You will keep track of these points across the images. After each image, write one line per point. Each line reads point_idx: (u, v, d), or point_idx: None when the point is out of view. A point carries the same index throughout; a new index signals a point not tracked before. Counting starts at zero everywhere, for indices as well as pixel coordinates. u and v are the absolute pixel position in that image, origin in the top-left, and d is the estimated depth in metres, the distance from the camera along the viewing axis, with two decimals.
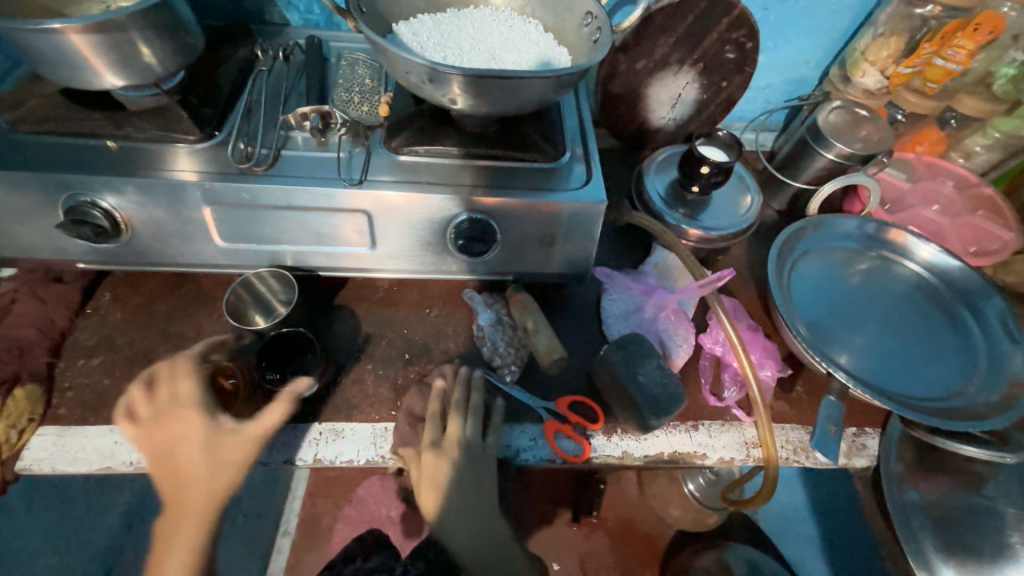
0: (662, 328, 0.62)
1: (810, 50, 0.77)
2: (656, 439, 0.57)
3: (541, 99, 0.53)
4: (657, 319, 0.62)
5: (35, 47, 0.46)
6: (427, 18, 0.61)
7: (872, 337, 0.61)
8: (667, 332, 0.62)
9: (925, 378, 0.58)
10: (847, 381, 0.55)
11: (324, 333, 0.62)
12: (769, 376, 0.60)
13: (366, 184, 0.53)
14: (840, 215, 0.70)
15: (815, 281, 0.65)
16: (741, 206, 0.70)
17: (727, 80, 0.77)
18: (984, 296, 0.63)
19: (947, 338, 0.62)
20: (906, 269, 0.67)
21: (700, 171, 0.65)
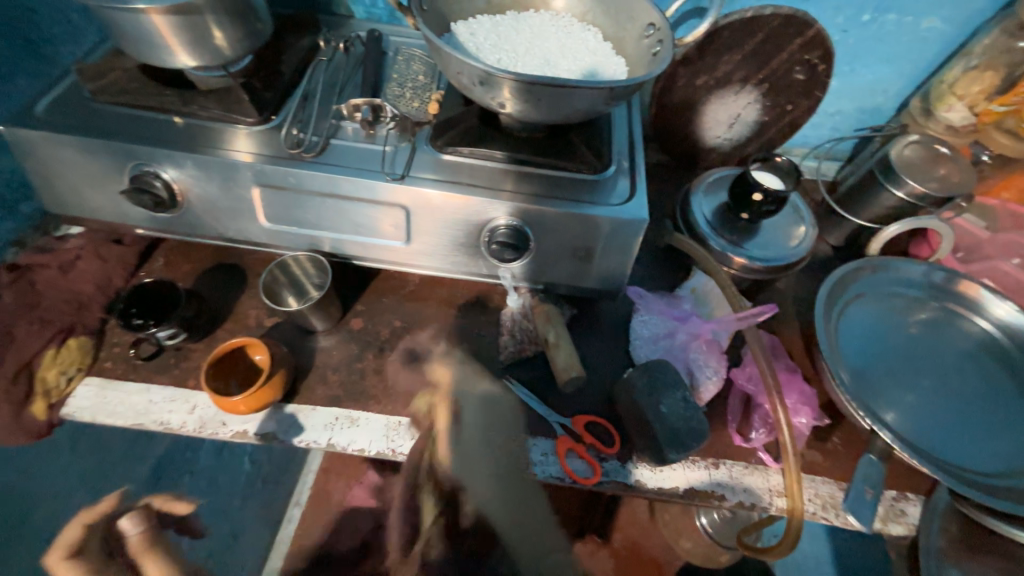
0: (694, 357, 0.59)
1: (891, 77, 0.72)
2: (674, 471, 0.55)
3: (591, 110, 0.52)
4: (688, 347, 0.60)
5: (120, 24, 0.49)
6: (486, 19, 0.61)
7: (927, 394, 0.56)
8: (698, 362, 0.59)
9: (987, 448, 0.53)
10: (892, 442, 0.51)
11: (352, 321, 0.63)
12: (804, 422, 0.56)
13: (408, 180, 0.54)
14: (904, 259, 0.65)
15: (862, 329, 0.61)
16: (793, 239, 0.67)
17: (793, 103, 0.73)
18: None
19: (1016, 405, 0.56)
20: (974, 327, 0.61)
21: (753, 198, 0.62)
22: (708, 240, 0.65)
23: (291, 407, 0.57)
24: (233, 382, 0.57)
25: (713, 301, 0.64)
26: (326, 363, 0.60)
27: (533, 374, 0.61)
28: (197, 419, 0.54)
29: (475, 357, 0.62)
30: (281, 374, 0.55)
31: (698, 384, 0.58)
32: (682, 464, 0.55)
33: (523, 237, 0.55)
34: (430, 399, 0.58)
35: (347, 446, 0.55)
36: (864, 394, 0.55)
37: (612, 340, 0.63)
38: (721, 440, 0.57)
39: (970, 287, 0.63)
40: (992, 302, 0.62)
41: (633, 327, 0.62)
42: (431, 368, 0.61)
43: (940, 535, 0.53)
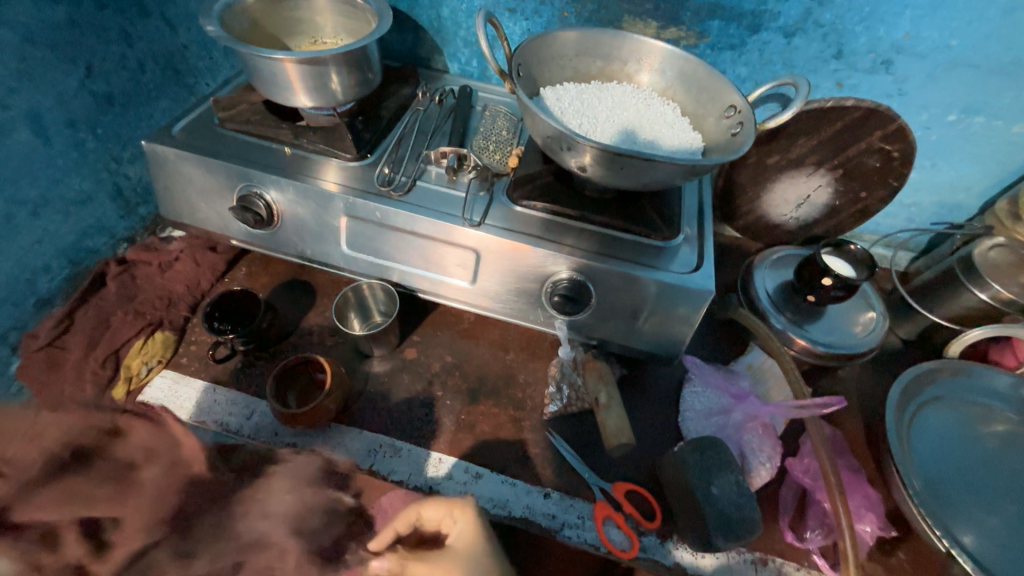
0: (748, 439, 0.57)
1: (977, 175, 0.70)
2: (717, 561, 0.52)
3: (668, 181, 0.53)
4: (743, 428, 0.57)
5: (259, 68, 0.56)
6: (573, 87, 0.65)
7: (1012, 522, 0.51)
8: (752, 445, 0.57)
9: None
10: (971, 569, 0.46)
11: (406, 350, 0.66)
12: (867, 531, 0.52)
13: (484, 227, 0.57)
14: (990, 367, 0.61)
15: (937, 437, 0.57)
16: (860, 329, 0.65)
17: (867, 190, 0.73)
18: None
19: None
20: None
21: (821, 282, 0.61)
22: (770, 318, 0.64)
23: (340, 427, 0.58)
24: (291, 395, 0.59)
25: (769, 382, 0.62)
26: (378, 390, 0.62)
27: (577, 431, 0.60)
28: (253, 425, 0.57)
29: (520, 405, 0.62)
30: (337, 395, 0.57)
31: (750, 470, 0.56)
32: (726, 555, 0.52)
33: (585, 294, 0.57)
34: (471, 441, 0.59)
35: (386, 477, 0.55)
36: (938, 509, 0.51)
37: (661, 407, 0.62)
38: (769, 533, 0.54)
39: None
40: None
41: (685, 397, 0.61)
42: (475, 409, 0.61)
43: None
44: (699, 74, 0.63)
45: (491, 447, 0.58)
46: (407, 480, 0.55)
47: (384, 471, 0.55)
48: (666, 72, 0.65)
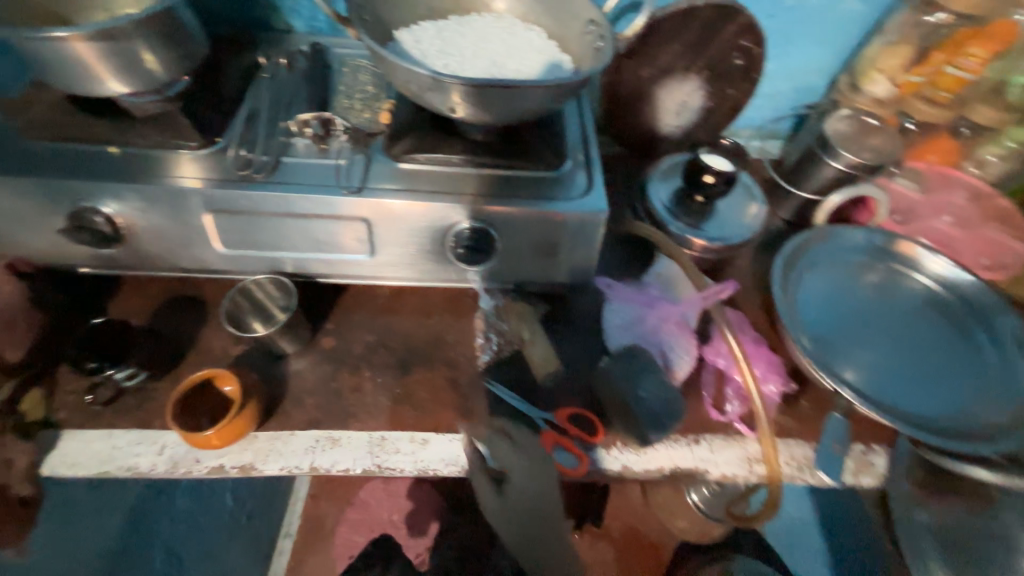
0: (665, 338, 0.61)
1: (820, 54, 0.76)
2: (657, 452, 0.57)
3: (542, 106, 0.52)
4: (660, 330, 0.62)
5: (38, 55, 0.46)
6: (429, 26, 0.61)
7: (879, 351, 0.60)
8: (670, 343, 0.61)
9: (934, 395, 0.57)
10: (851, 396, 0.54)
11: (323, 341, 0.62)
12: (773, 390, 0.59)
13: (366, 192, 0.53)
14: (847, 226, 0.68)
15: (816, 297, 0.64)
16: (745, 217, 0.70)
17: (733, 87, 0.77)
18: (997, 310, 0.61)
19: (956, 353, 0.60)
20: (911, 284, 0.65)
21: (703, 180, 0.66)
22: (666, 224, 0.68)
23: (268, 435, 0.55)
24: (203, 417, 0.54)
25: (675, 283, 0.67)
26: (301, 388, 0.58)
27: (512, 374, 0.61)
28: (168, 459, 0.52)
29: (452, 363, 0.62)
30: (253, 404, 0.53)
31: (672, 366, 0.60)
32: (665, 446, 0.57)
33: (488, 238, 0.56)
34: (411, 411, 0.58)
35: (331, 469, 0.54)
36: (824, 357, 0.58)
37: (587, 331, 0.64)
38: (699, 415, 0.60)
39: (904, 248, 0.67)
40: (917, 264, 0.67)
41: (605, 316, 0.64)
42: (409, 379, 0.60)
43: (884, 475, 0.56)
44: None
45: (432, 411, 0.58)
46: (354, 466, 0.54)
47: (328, 464, 0.54)
48: None
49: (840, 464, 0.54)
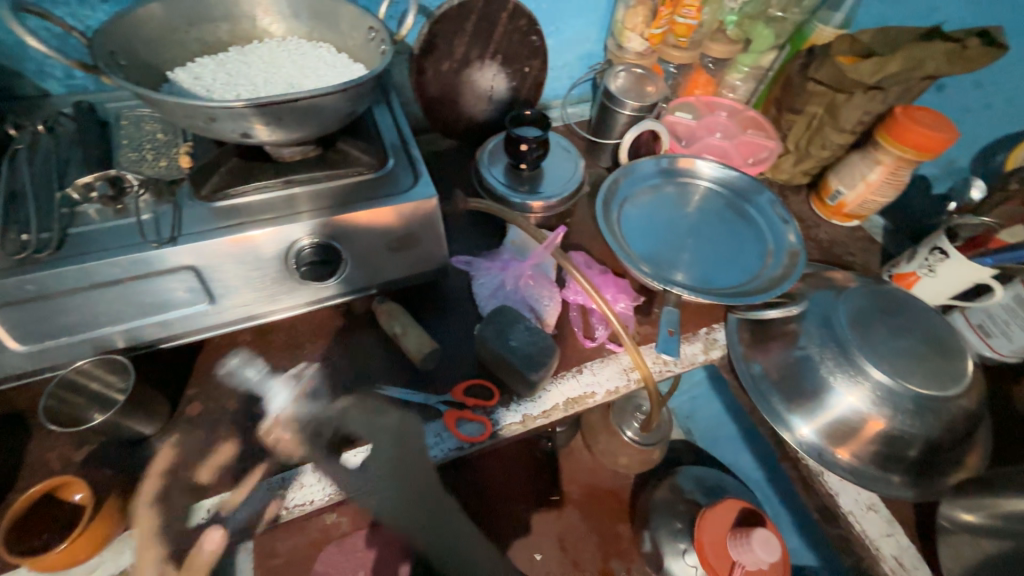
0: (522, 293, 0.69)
1: (586, 25, 0.89)
2: (549, 393, 0.62)
3: (341, 113, 0.54)
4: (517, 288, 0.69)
5: None
6: (208, 61, 0.60)
7: (691, 251, 0.73)
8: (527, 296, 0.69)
9: (736, 271, 0.70)
10: (683, 294, 0.65)
11: (189, 409, 0.57)
12: (625, 307, 0.69)
13: (180, 240, 0.51)
14: (641, 159, 0.80)
15: (636, 224, 0.75)
16: (569, 173, 0.80)
17: (527, 65, 0.86)
18: (761, 193, 0.78)
19: (742, 234, 0.75)
20: (700, 191, 0.80)
21: (522, 150, 0.73)
22: (504, 196, 0.75)
23: (146, 527, 0.50)
24: (56, 534, 0.48)
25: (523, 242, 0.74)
26: (174, 465, 0.53)
27: (402, 373, 0.62)
28: None
29: (339, 383, 0.61)
30: (111, 504, 0.48)
31: (542, 317, 0.67)
32: (555, 385, 0.63)
33: (332, 250, 0.56)
34: (308, 442, 0.56)
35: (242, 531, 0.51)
36: (654, 269, 0.69)
37: (463, 310, 0.68)
38: (577, 350, 0.67)
39: (688, 165, 0.81)
40: (698, 175, 0.81)
41: (474, 291, 0.68)
42: (297, 413, 0.58)
43: (723, 344, 0.71)
44: (326, 6, 0.63)
45: (331, 435, 0.57)
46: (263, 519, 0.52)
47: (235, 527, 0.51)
48: (298, 16, 0.64)
49: (677, 344, 0.61)
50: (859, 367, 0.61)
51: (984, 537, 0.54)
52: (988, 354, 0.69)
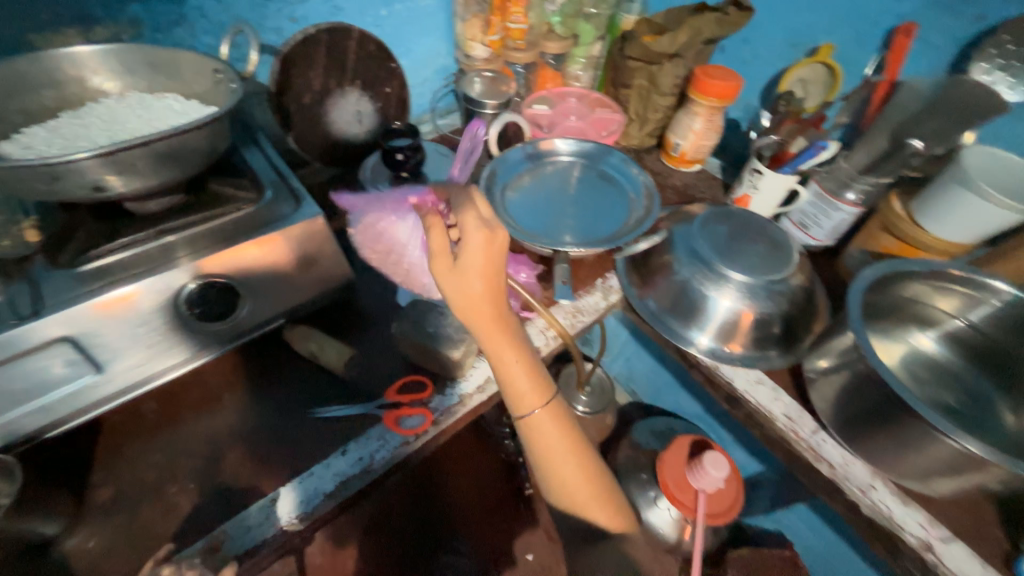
0: (446, 261, 0.54)
1: (433, 43, 0.97)
2: (480, 369, 0.66)
3: (202, 151, 0.54)
4: (446, 254, 0.54)
5: None
6: (38, 129, 0.57)
7: (570, 217, 0.82)
8: (453, 257, 0.54)
9: (611, 222, 0.81)
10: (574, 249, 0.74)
11: (99, 495, 0.52)
12: (527, 276, 0.77)
13: (47, 312, 0.48)
14: (506, 150, 0.88)
15: (519, 206, 0.82)
16: (450, 171, 0.86)
17: (387, 85, 0.92)
18: (614, 156, 0.90)
19: (607, 193, 0.87)
20: (563, 167, 0.90)
21: (399, 158, 0.78)
22: None
23: None
24: None
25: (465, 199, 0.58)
26: (93, 560, 0.49)
27: (334, 391, 0.63)
28: None
29: (269, 421, 0.60)
30: None
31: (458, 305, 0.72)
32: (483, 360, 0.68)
33: (228, 288, 0.56)
34: (245, 487, 0.55)
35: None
36: (546, 238, 0.76)
37: (382, 317, 0.70)
38: None
39: (548, 146, 0.91)
40: (558, 154, 0.92)
41: (389, 299, 0.72)
42: (227, 464, 0.56)
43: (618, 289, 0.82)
44: (161, 54, 0.63)
45: (269, 472, 0.56)
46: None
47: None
48: (134, 70, 0.63)
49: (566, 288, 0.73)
50: (721, 274, 0.73)
51: (833, 375, 0.64)
52: (812, 242, 0.86)
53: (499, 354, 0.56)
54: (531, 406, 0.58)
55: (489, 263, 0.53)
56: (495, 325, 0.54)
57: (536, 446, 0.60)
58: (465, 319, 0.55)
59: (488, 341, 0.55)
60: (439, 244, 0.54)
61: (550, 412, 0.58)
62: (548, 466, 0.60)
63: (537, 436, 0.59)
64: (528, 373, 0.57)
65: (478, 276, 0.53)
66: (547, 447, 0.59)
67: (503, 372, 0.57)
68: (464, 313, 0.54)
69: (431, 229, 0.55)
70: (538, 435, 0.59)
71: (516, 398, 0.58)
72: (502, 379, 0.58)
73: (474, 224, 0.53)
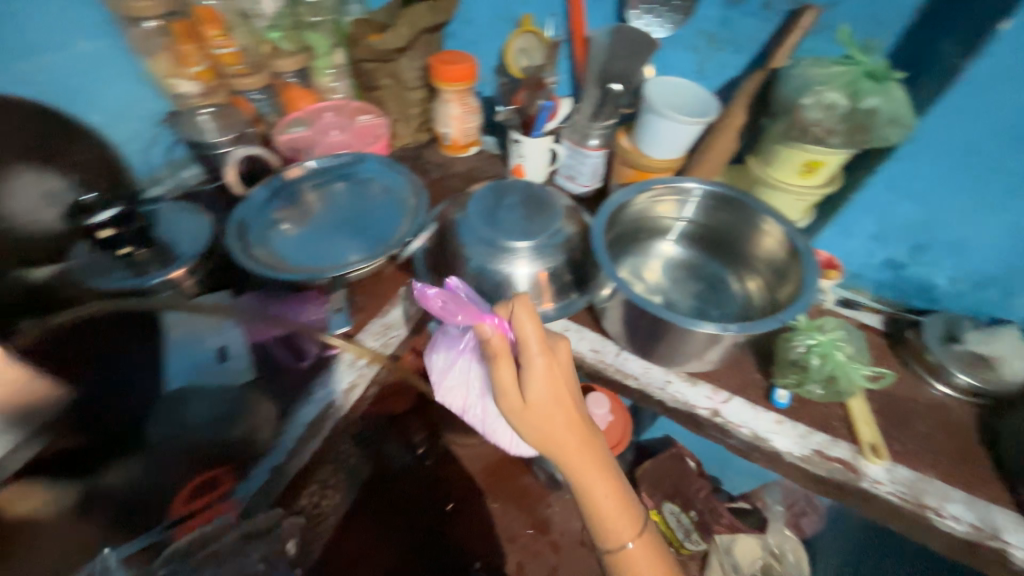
0: (511, 382, 0.54)
1: (125, 90, 0.81)
2: (282, 437, 0.61)
3: None
4: (512, 392, 0.54)
5: None
6: None
7: (346, 239, 0.76)
8: (521, 396, 0.53)
9: (389, 226, 0.78)
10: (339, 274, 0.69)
11: None
12: (315, 314, 0.70)
13: None
14: (244, 197, 0.76)
15: (288, 249, 0.73)
16: (196, 230, 0.73)
17: (75, 153, 0.75)
18: (369, 160, 0.86)
19: (375, 200, 0.82)
20: (319, 192, 0.82)
21: (109, 236, 0.66)
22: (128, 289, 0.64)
23: None
24: None
25: (521, 309, 0.53)
26: None
27: (101, 532, 0.53)
28: None
29: None
30: None
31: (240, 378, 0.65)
32: (284, 425, 0.62)
33: None
34: None
35: None
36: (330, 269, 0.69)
37: (146, 422, 0.59)
38: (293, 380, 0.66)
39: (294, 174, 0.81)
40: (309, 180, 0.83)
41: (151, 398, 0.60)
42: None
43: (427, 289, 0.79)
44: None
45: None
46: None
47: None
48: None
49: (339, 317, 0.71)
50: (503, 248, 0.76)
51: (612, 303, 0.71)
52: (586, 189, 0.94)
53: (571, 460, 0.53)
54: (626, 538, 0.54)
55: (557, 388, 0.53)
56: (573, 444, 0.53)
57: (620, 549, 0.54)
58: (527, 431, 0.54)
59: (567, 461, 0.53)
60: (505, 362, 0.54)
61: (642, 541, 0.54)
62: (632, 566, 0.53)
63: (623, 548, 0.54)
64: (600, 479, 0.54)
65: (547, 406, 0.53)
66: (626, 550, 0.54)
67: (574, 483, 0.53)
68: (521, 424, 0.54)
69: (497, 361, 0.54)
70: (625, 549, 0.54)
71: (591, 502, 0.54)
72: (565, 476, 0.54)
73: (534, 341, 0.53)
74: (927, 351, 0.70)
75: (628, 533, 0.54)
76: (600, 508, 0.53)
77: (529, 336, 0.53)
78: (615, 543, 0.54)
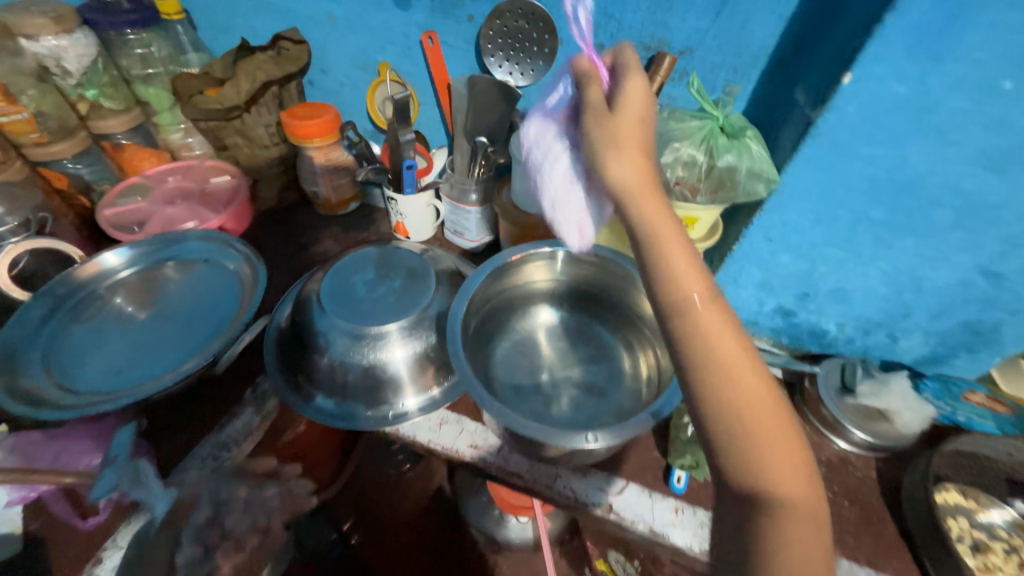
0: (637, 122, 0.47)
1: None
2: None
3: None
4: (613, 181, 0.46)
5: None
6: None
7: (162, 345, 0.62)
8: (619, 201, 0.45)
9: (218, 320, 0.64)
10: (132, 399, 0.53)
11: None
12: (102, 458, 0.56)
13: None
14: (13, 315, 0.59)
15: (84, 371, 0.57)
16: None
17: None
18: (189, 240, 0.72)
19: (201, 287, 0.68)
20: (128, 288, 0.67)
21: None
22: None
23: None
24: None
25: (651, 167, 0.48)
26: None
27: None
28: None
29: None
30: None
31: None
32: None
33: None
34: None
35: None
36: (137, 393, 0.54)
37: None
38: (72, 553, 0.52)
39: (91, 271, 0.65)
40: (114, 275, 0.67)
41: None
42: None
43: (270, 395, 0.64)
44: None
45: None
46: None
47: None
48: None
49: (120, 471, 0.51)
50: (361, 334, 0.62)
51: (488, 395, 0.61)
52: (475, 244, 0.86)
53: (739, 365, 0.37)
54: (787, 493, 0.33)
55: (665, 224, 0.43)
56: (738, 341, 0.38)
57: (760, 472, 0.34)
58: (703, 303, 0.39)
59: (689, 339, 0.38)
60: (643, 180, 0.45)
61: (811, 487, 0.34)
62: (777, 539, 0.31)
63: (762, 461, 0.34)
64: (729, 378, 0.37)
65: (631, 184, 0.44)
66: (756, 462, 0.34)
67: (733, 400, 0.36)
68: (679, 290, 0.40)
69: (600, 152, 0.46)
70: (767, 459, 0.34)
71: (742, 436, 0.35)
72: (706, 381, 0.37)
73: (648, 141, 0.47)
74: (822, 404, 0.66)
75: (782, 458, 0.34)
76: (726, 416, 0.36)
77: (646, 82, 0.49)
78: (747, 455, 0.35)
